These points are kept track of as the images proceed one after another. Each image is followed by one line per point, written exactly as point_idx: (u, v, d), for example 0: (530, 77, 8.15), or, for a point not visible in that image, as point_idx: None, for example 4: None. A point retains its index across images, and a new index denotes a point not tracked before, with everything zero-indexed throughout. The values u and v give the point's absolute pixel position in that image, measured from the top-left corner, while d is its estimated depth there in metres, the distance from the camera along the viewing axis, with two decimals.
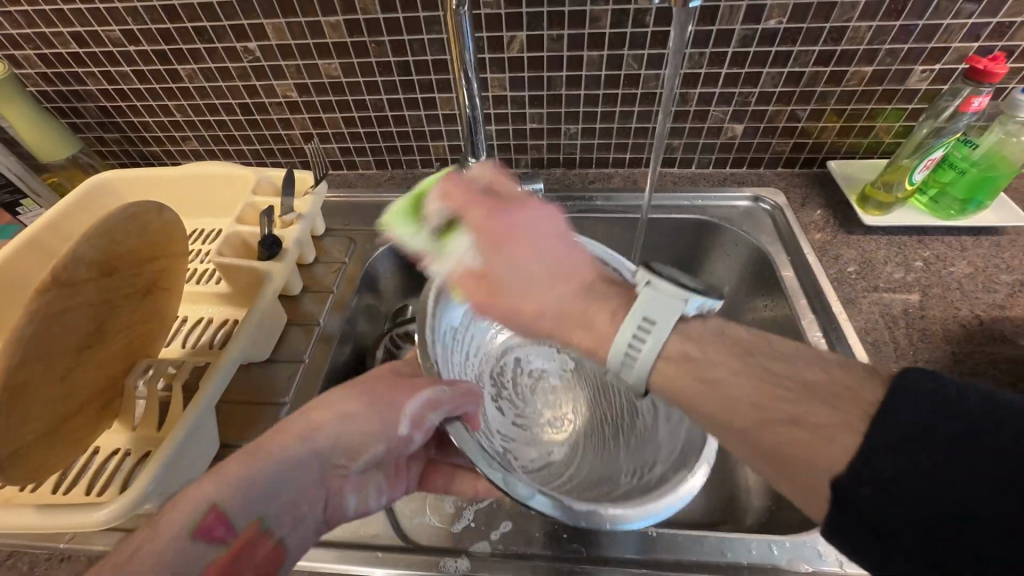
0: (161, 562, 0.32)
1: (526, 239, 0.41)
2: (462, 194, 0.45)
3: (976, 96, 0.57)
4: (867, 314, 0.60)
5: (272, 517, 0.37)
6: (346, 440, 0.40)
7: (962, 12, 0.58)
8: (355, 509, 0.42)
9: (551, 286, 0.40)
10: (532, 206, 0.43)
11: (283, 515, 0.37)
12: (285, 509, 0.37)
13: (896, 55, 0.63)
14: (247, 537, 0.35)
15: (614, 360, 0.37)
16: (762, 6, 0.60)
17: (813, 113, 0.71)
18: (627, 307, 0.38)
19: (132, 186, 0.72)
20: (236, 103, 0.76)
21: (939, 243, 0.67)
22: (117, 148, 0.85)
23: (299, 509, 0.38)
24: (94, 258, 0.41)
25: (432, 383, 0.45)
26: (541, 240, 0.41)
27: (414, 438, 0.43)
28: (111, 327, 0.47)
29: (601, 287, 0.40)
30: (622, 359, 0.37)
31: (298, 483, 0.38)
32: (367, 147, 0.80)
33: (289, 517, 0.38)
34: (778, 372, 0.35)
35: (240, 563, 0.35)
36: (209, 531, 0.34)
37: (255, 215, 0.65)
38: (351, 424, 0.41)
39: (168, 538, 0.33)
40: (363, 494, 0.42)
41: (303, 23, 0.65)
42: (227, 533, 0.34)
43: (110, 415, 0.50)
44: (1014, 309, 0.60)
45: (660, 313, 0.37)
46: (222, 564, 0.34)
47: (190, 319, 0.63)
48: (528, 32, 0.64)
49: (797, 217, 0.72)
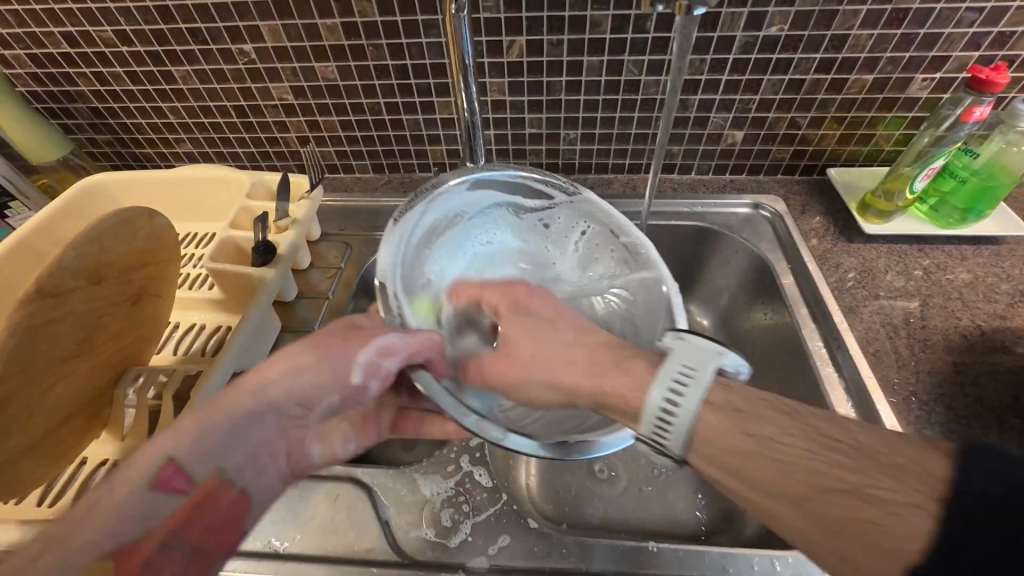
0: (122, 517, 0.32)
1: (553, 303, 0.43)
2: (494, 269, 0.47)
3: (978, 105, 0.56)
4: (868, 323, 0.60)
5: (233, 469, 0.37)
6: (301, 393, 0.38)
7: (964, 21, 0.58)
8: (321, 456, 0.44)
9: (574, 347, 0.40)
10: (571, 275, 0.45)
11: (244, 468, 0.37)
12: (251, 459, 0.38)
13: (896, 63, 0.63)
14: (207, 487, 0.35)
15: (647, 421, 0.35)
16: (764, 13, 0.60)
17: (814, 121, 0.71)
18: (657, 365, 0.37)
19: (123, 189, 0.70)
20: (231, 105, 0.75)
21: (939, 252, 0.67)
22: (109, 150, 0.84)
23: (262, 461, 0.38)
24: (81, 267, 0.40)
25: (386, 330, 0.41)
26: (570, 307, 0.43)
27: (369, 387, 0.40)
28: (100, 336, 0.45)
29: (627, 345, 0.40)
30: (655, 420, 0.35)
31: (260, 436, 0.38)
32: (364, 151, 0.79)
33: (251, 469, 0.38)
34: (800, 412, 0.34)
35: (204, 509, 0.35)
36: (167, 483, 0.33)
37: (250, 219, 0.64)
38: (302, 380, 0.38)
39: (124, 495, 0.32)
40: (328, 442, 0.44)
41: (300, 25, 0.64)
42: (185, 484, 0.34)
43: (97, 425, 0.49)
44: (1015, 319, 0.59)
45: (695, 363, 0.36)
46: (182, 514, 0.34)
47: (182, 325, 0.62)
48: (527, 37, 0.64)
49: (797, 224, 0.72)
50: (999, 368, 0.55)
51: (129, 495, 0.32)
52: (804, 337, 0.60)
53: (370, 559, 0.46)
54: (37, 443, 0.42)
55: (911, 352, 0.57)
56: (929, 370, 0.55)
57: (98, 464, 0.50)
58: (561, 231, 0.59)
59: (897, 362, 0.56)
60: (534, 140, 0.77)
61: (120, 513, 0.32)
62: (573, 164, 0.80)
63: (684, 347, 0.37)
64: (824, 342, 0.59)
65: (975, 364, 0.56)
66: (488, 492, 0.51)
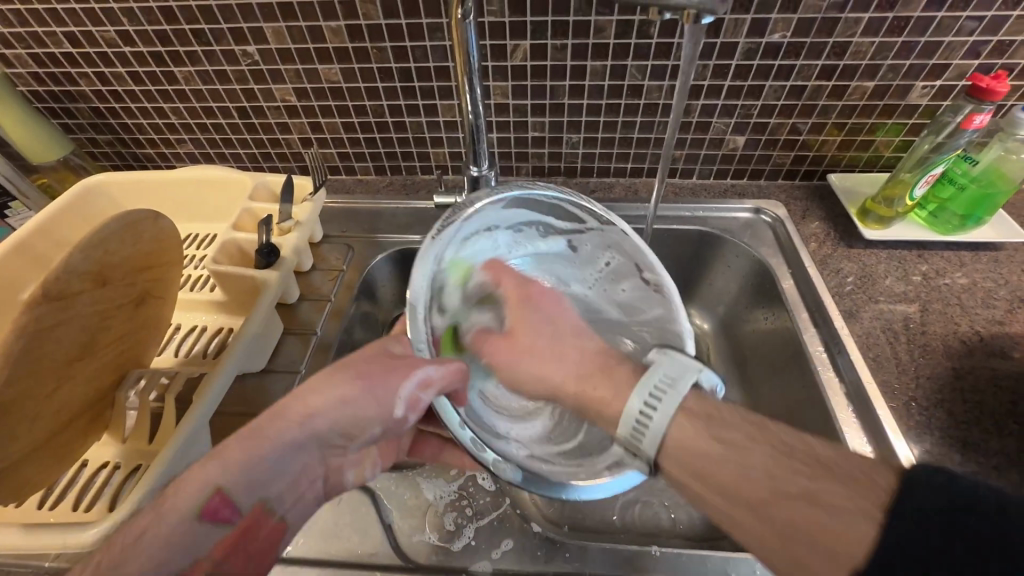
0: (170, 543, 0.33)
1: (529, 326, 0.49)
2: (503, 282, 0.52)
3: (978, 113, 0.57)
4: (868, 328, 0.60)
5: (274, 499, 0.38)
6: (343, 423, 0.40)
7: (964, 29, 0.59)
8: (352, 481, 0.44)
9: (556, 361, 0.46)
10: (541, 297, 0.51)
11: (284, 496, 0.38)
12: (289, 488, 0.39)
13: (897, 71, 0.64)
14: (251, 517, 0.36)
15: (625, 427, 0.39)
16: (767, 19, 0.60)
17: (815, 127, 0.71)
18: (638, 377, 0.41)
19: (124, 189, 0.70)
20: (233, 106, 0.75)
21: (938, 258, 0.67)
22: (109, 149, 0.83)
23: (299, 488, 0.39)
24: (87, 270, 0.40)
25: (423, 362, 0.41)
26: (541, 327, 0.48)
27: (409, 419, 0.41)
28: (104, 338, 0.45)
29: (608, 361, 0.45)
30: (633, 426, 0.39)
31: (298, 465, 0.39)
32: (367, 152, 0.79)
33: (290, 496, 0.39)
34: (772, 428, 0.37)
35: (247, 541, 0.36)
36: (214, 514, 0.35)
37: (252, 221, 0.64)
38: (348, 409, 0.39)
39: (173, 522, 0.34)
40: (360, 468, 0.44)
41: (304, 27, 0.64)
42: (232, 515, 0.35)
43: (99, 428, 0.49)
44: (1014, 325, 0.60)
45: (676, 376, 0.40)
46: (228, 545, 0.35)
47: (183, 327, 0.62)
48: (532, 41, 0.64)
49: (798, 229, 0.72)
50: (997, 373, 0.56)
51: (176, 523, 0.34)
52: (806, 342, 0.60)
53: (374, 563, 0.46)
54: (39, 445, 0.42)
55: (911, 357, 0.57)
56: (929, 375, 0.56)
57: (99, 466, 0.50)
58: (590, 255, 0.57)
59: (898, 367, 0.56)
60: (536, 144, 0.77)
61: (170, 542, 0.33)
62: (575, 168, 0.80)
63: (665, 363, 0.41)
64: (825, 347, 0.59)
65: (974, 369, 0.56)
66: (491, 496, 0.51)
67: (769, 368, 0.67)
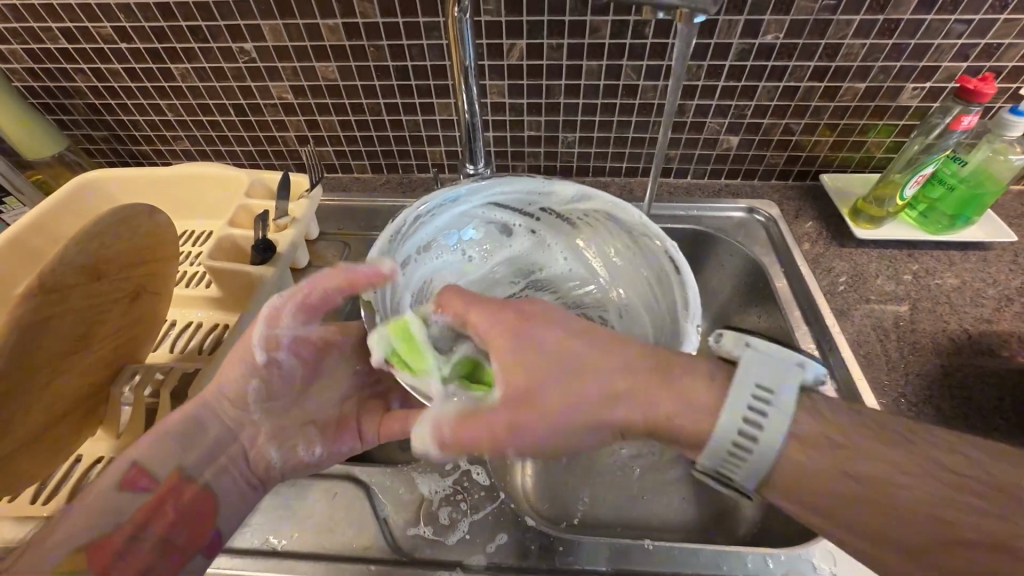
0: (95, 507, 0.40)
1: (541, 375, 0.37)
2: (457, 302, 0.41)
3: (967, 114, 0.58)
4: (859, 326, 0.61)
5: (188, 467, 0.45)
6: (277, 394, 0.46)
7: (952, 33, 0.60)
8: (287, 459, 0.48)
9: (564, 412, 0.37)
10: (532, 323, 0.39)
11: (200, 466, 0.45)
12: (204, 460, 0.45)
13: (888, 72, 0.64)
14: (167, 485, 0.43)
15: (716, 458, 0.35)
16: (760, 20, 0.61)
17: (807, 127, 0.72)
18: (730, 380, 0.36)
19: (120, 186, 0.70)
20: (230, 104, 0.75)
21: (928, 257, 0.68)
22: (105, 146, 0.83)
23: (216, 460, 0.46)
24: (82, 263, 0.40)
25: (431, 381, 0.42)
26: (548, 385, 0.37)
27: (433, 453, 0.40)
28: (100, 333, 0.45)
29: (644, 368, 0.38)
30: (728, 457, 0.35)
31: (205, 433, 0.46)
32: (363, 150, 0.79)
33: (206, 467, 0.45)
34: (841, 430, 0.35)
35: (168, 507, 0.43)
36: (133, 483, 0.41)
37: (248, 217, 0.64)
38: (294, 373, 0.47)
39: (99, 490, 0.40)
40: (292, 446, 0.48)
41: (301, 25, 0.64)
42: (149, 483, 0.42)
43: (94, 423, 0.49)
44: (1001, 323, 0.61)
45: (771, 380, 0.35)
46: (146, 510, 0.41)
47: (179, 323, 0.62)
48: (528, 40, 0.65)
49: (791, 229, 0.73)
50: (985, 371, 0.57)
51: (101, 496, 0.40)
52: (798, 340, 0.61)
53: (369, 557, 0.46)
54: (33, 439, 0.42)
55: (901, 355, 0.58)
56: (918, 372, 0.56)
57: (93, 462, 0.50)
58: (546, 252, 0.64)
59: (888, 364, 0.57)
60: (532, 142, 0.77)
61: (95, 510, 0.40)
62: (570, 167, 0.81)
63: (751, 357, 0.36)
64: (817, 345, 0.60)
65: (963, 366, 0.57)
66: (485, 491, 0.51)
67: None
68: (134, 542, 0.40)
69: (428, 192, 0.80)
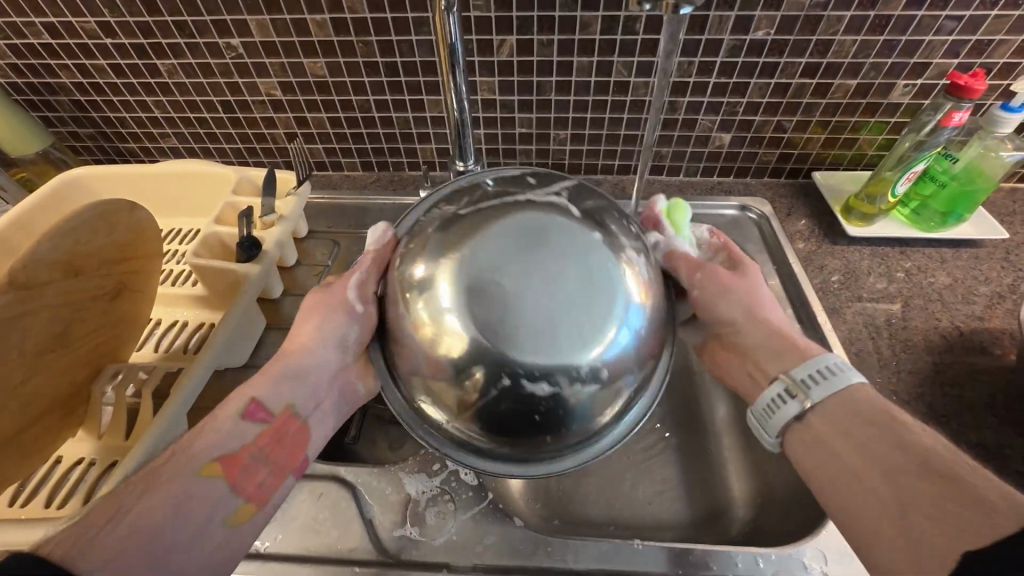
0: (217, 433, 0.39)
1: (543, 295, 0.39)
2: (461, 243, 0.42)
3: (957, 111, 0.58)
4: (851, 323, 0.60)
5: (300, 403, 0.44)
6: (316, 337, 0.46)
7: (943, 29, 0.60)
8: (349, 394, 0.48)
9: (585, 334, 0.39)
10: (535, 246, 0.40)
11: (306, 399, 0.45)
12: (311, 396, 0.46)
13: (879, 69, 0.64)
14: (283, 417, 0.43)
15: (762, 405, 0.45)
16: (751, 17, 0.60)
17: (799, 125, 0.72)
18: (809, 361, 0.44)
19: (105, 183, 0.69)
20: (218, 100, 0.74)
21: (920, 255, 0.68)
22: (91, 144, 0.82)
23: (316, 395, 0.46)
24: (57, 260, 0.39)
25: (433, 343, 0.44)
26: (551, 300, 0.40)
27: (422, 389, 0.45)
28: (77, 331, 0.44)
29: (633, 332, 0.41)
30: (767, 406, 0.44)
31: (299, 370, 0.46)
32: (353, 148, 0.78)
33: (310, 399, 0.46)
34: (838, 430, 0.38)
35: (284, 437, 0.43)
36: (253, 414, 0.41)
37: (235, 215, 0.63)
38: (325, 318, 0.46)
39: (222, 419, 0.40)
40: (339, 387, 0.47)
41: (288, 20, 0.64)
42: (267, 415, 0.42)
43: (74, 423, 0.48)
44: (993, 320, 0.60)
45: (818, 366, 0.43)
46: (268, 436, 0.42)
47: (163, 322, 0.61)
48: (518, 36, 0.64)
49: (783, 227, 0.73)
50: (978, 368, 0.56)
51: (228, 422, 0.40)
52: None
53: (354, 558, 0.45)
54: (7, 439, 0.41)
55: (893, 352, 0.57)
56: (911, 370, 0.56)
57: (73, 463, 0.49)
58: None
59: (880, 361, 0.57)
60: (524, 140, 0.77)
61: (217, 434, 0.39)
62: (563, 165, 0.80)
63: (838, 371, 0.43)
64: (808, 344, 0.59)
65: (955, 363, 0.56)
66: (473, 491, 0.50)
67: None
68: (257, 462, 0.40)
69: (419, 190, 0.80)
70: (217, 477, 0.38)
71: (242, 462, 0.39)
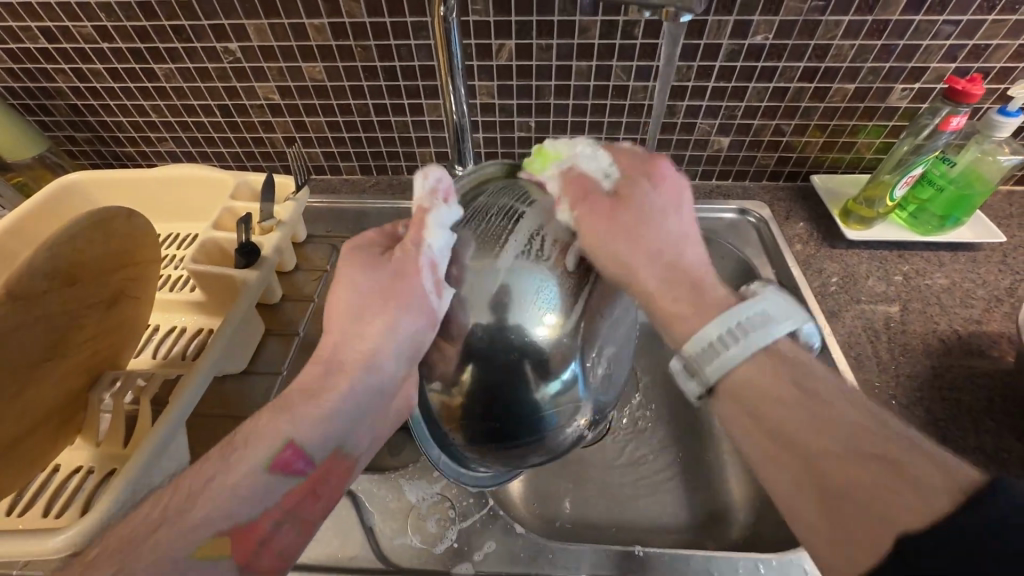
0: (241, 492, 0.36)
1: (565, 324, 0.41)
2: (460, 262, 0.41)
3: (955, 115, 0.58)
4: (849, 327, 0.60)
5: (347, 443, 0.41)
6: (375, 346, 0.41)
7: (941, 33, 0.60)
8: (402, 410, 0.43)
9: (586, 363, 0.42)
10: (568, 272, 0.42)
11: (353, 436, 0.42)
12: (354, 428, 0.42)
13: (877, 73, 0.64)
14: (323, 467, 0.40)
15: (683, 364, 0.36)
16: (749, 21, 0.60)
17: (797, 128, 0.72)
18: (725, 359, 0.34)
19: (102, 188, 0.69)
20: (215, 104, 0.74)
21: (918, 258, 0.68)
22: (88, 148, 0.82)
23: (359, 428, 0.42)
24: (54, 268, 0.39)
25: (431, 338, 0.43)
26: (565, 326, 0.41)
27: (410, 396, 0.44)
28: (74, 339, 0.44)
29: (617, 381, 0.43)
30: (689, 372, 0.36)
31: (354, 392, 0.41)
32: (352, 152, 0.78)
33: (357, 433, 0.42)
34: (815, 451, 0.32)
35: (319, 487, 0.40)
36: (287, 465, 0.37)
37: (233, 220, 0.63)
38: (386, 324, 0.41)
39: (247, 470, 0.36)
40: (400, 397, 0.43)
41: (286, 24, 0.63)
42: (305, 466, 0.38)
43: (71, 431, 0.48)
44: (990, 324, 0.60)
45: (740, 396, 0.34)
46: (300, 490, 0.38)
47: (162, 328, 0.60)
48: (517, 41, 0.64)
49: (782, 231, 0.73)
50: (976, 371, 0.56)
51: (252, 477, 0.36)
52: None
53: (354, 566, 0.45)
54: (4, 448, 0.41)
55: (892, 356, 0.57)
56: (909, 373, 0.56)
57: (72, 471, 0.48)
58: None
59: (879, 365, 0.57)
60: (523, 144, 0.77)
61: (242, 492, 0.36)
62: None
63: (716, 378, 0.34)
64: None
65: (952, 367, 0.56)
66: (475, 498, 0.50)
67: None
68: (277, 527, 0.38)
69: None
70: (226, 557, 0.34)
71: (258, 531, 0.36)
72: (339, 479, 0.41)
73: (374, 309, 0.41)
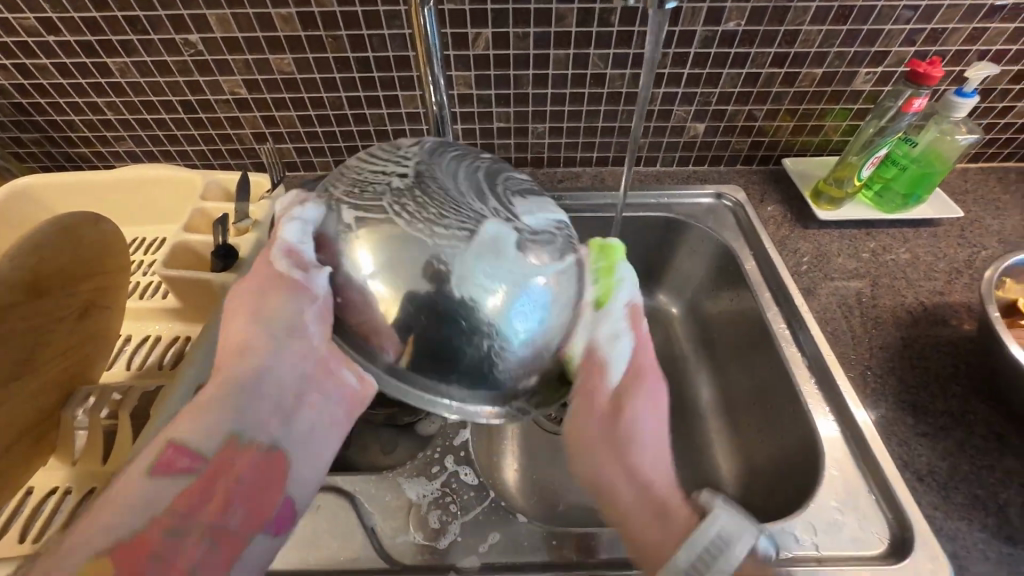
0: (125, 503, 0.31)
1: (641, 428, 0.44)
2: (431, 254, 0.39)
3: (917, 97, 0.61)
4: (824, 303, 0.63)
5: (246, 429, 0.36)
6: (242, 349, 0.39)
7: (901, 18, 0.62)
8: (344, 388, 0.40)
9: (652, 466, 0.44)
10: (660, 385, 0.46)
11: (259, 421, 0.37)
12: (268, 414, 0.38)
13: (843, 58, 0.67)
14: (220, 458, 0.35)
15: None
16: (722, 7, 0.61)
17: (769, 113, 0.74)
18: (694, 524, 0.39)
19: (57, 193, 0.64)
20: (177, 100, 0.70)
21: (884, 235, 0.71)
22: (37, 150, 0.77)
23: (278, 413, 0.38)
24: (19, 280, 0.37)
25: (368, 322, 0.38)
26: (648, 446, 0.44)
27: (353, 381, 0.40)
28: (45, 354, 0.42)
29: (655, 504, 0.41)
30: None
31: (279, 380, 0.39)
32: (326, 147, 0.76)
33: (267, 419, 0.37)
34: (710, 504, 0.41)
35: (224, 481, 0.34)
36: (170, 465, 0.33)
37: (206, 221, 0.61)
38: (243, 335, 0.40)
39: (127, 481, 0.32)
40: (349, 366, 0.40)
41: (251, 14, 0.61)
42: (192, 462, 0.34)
43: (45, 451, 0.45)
44: (953, 295, 0.64)
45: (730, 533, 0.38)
46: (192, 492, 0.33)
47: (135, 338, 0.58)
48: (493, 29, 0.63)
49: (757, 213, 0.75)
50: (941, 339, 0.59)
51: (134, 483, 0.32)
52: (769, 319, 0.63)
53: (356, 568, 0.44)
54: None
55: (865, 329, 0.60)
56: (882, 345, 0.58)
57: (47, 493, 0.46)
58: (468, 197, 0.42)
59: (854, 338, 0.59)
60: (502, 134, 0.76)
61: (121, 503, 0.31)
62: (541, 158, 0.80)
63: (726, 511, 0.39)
64: (788, 327, 0.61)
65: (921, 338, 0.59)
66: (475, 490, 0.50)
67: (736, 348, 0.69)
68: (177, 537, 0.31)
69: None
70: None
71: (150, 544, 0.30)
72: (257, 467, 0.36)
73: (247, 315, 0.40)
